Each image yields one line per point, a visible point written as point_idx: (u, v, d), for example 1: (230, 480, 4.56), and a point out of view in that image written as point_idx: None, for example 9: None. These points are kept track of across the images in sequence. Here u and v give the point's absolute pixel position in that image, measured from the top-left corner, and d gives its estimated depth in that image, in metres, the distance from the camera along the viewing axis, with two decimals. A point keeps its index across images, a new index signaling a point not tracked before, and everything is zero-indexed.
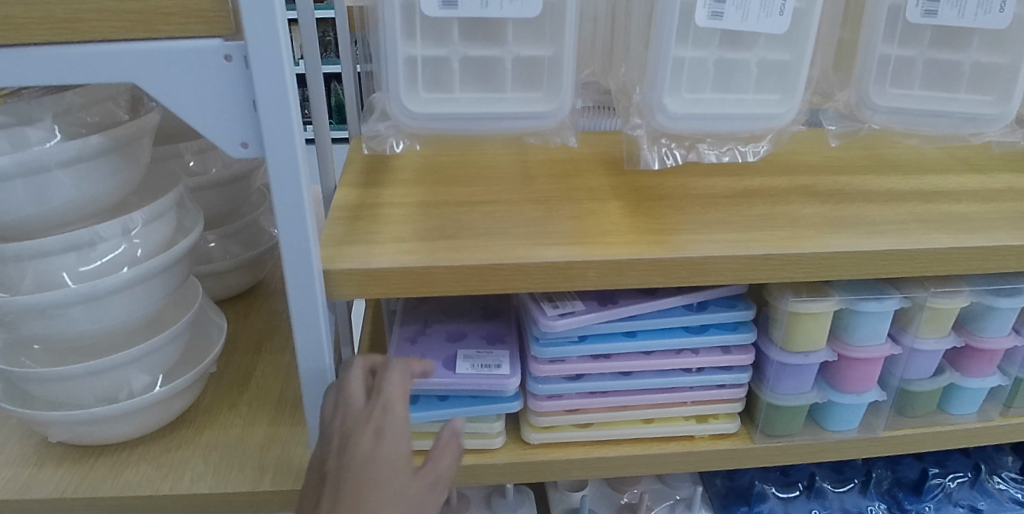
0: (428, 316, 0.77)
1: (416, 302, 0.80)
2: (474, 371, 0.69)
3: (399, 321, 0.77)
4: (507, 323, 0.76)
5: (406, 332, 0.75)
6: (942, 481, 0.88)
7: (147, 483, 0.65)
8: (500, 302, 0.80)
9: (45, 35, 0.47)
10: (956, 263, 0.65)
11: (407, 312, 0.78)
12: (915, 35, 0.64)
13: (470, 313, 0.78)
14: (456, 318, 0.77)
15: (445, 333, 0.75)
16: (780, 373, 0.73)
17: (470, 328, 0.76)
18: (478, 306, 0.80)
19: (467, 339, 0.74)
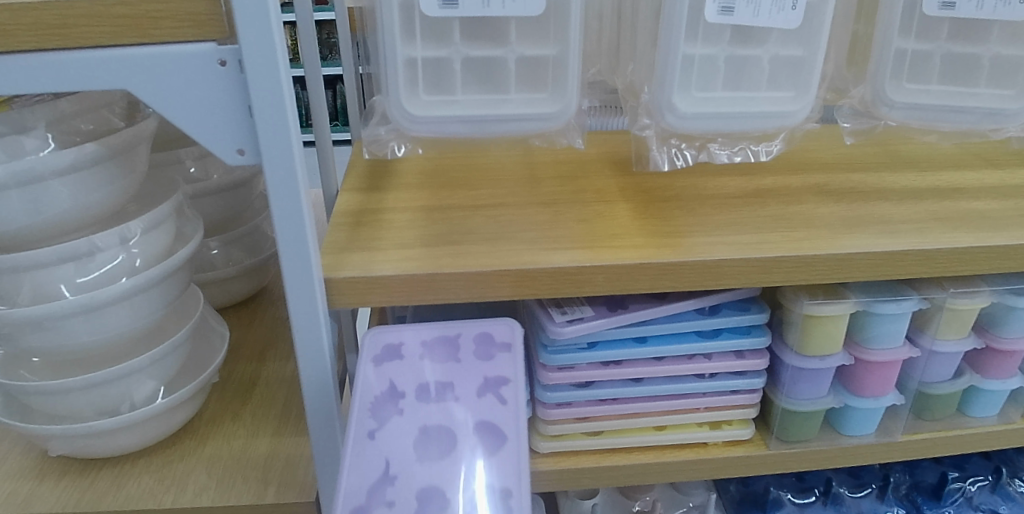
0: (397, 447, 0.54)
1: (392, 357, 0.62)
2: None
3: (347, 469, 0.52)
4: (512, 467, 0.52)
5: (361, 482, 0.51)
6: (962, 485, 0.86)
7: (150, 496, 0.63)
8: (506, 406, 0.57)
9: (34, 42, 0.46)
10: (976, 263, 0.63)
11: (364, 443, 0.54)
12: (932, 28, 0.62)
13: (463, 433, 0.55)
14: (441, 451, 0.54)
15: (421, 487, 0.51)
16: (796, 377, 0.71)
17: (459, 473, 0.52)
18: (472, 424, 0.56)
19: (450, 505, 0.49)
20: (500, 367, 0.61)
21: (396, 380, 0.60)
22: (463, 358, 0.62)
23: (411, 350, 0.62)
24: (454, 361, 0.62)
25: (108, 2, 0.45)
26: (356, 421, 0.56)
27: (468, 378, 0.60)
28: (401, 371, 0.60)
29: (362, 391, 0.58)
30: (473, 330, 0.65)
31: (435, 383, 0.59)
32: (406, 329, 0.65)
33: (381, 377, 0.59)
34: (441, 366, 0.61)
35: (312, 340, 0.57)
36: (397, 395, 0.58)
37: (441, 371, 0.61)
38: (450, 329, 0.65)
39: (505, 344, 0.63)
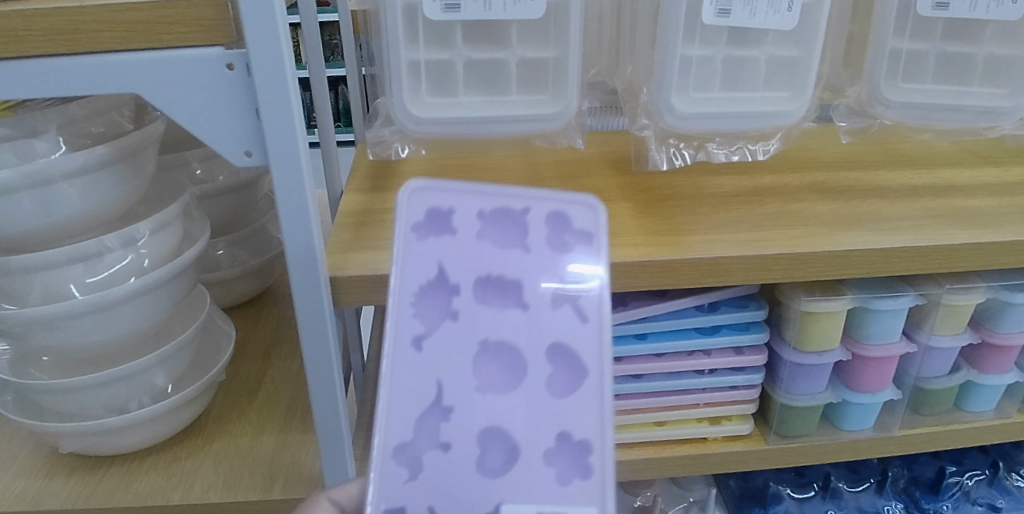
0: (455, 379, 0.49)
1: (438, 225, 0.52)
2: None
3: (394, 381, 0.48)
4: (586, 423, 0.49)
5: (416, 406, 0.48)
6: (960, 479, 0.87)
7: (158, 493, 0.65)
8: (586, 324, 0.51)
9: (46, 47, 0.47)
10: (971, 259, 0.64)
11: (409, 353, 0.49)
12: (926, 28, 0.63)
13: (533, 366, 0.50)
14: (506, 385, 0.50)
15: (483, 431, 0.49)
16: (794, 373, 0.72)
17: (530, 424, 0.49)
18: (541, 348, 0.50)
19: (529, 461, 0.48)
20: (578, 262, 0.52)
21: (451, 264, 0.51)
22: (533, 247, 0.52)
23: (466, 220, 0.52)
24: (521, 250, 0.52)
25: (119, 8, 0.46)
26: (401, 318, 0.49)
27: (537, 277, 0.52)
28: (459, 250, 0.51)
29: (402, 278, 0.50)
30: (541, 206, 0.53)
31: (496, 271, 0.51)
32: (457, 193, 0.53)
33: (432, 256, 0.51)
34: (505, 245, 0.52)
35: (318, 338, 0.58)
36: (450, 282, 0.51)
37: (505, 263, 0.52)
38: (512, 204, 0.53)
39: (586, 230, 0.53)
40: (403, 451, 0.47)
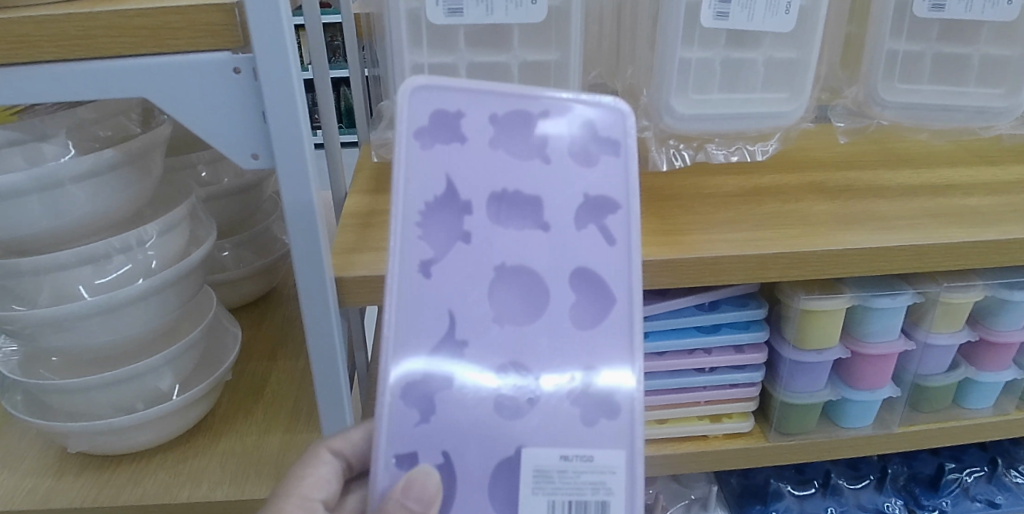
0: (469, 311, 0.51)
1: (448, 138, 0.53)
2: (556, 474, 0.50)
3: (405, 306, 0.51)
4: (613, 355, 0.52)
5: (426, 339, 0.51)
6: (960, 476, 0.87)
7: (166, 491, 0.65)
8: (614, 245, 0.53)
9: (57, 52, 0.48)
10: (968, 258, 0.64)
11: (418, 278, 0.51)
12: (923, 29, 0.64)
13: (553, 293, 0.52)
14: (526, 314, 0.52)
15: (498, 366, 0.51)
16: (794, 371, 0.73)
17: (551, 353, 0.52)
18: (564, 274, 0.53)
19: (546, 393, 0.51)
20: (601, 180, 0.54)
21: (463, 182, 0.53)
22: (552, 160, 0.54)
23: (482, 138, 0.53)
24: (540, 160, 0.54)
25: (129, 14, 0.47)
26: (411, 241, 0.51)
27: (556, 192, 0.53)
28: (473, 166, 0.53)
29: (415, 197, 0.52)
30: (560, 113, 0.55)
31: (517, 185, 0.53)
32: (470, 95, 0.54)
33: (445, 177, 0.52)
34: (523, 158, 0.54)
35: (324, 337, 0.59)
36: (464, 199, 0.53)
37: (524, 179, 0.53)
38: (528, 119, 0.54)
39: (609, 144, 0.55)
40: (417, 385, 0.51)
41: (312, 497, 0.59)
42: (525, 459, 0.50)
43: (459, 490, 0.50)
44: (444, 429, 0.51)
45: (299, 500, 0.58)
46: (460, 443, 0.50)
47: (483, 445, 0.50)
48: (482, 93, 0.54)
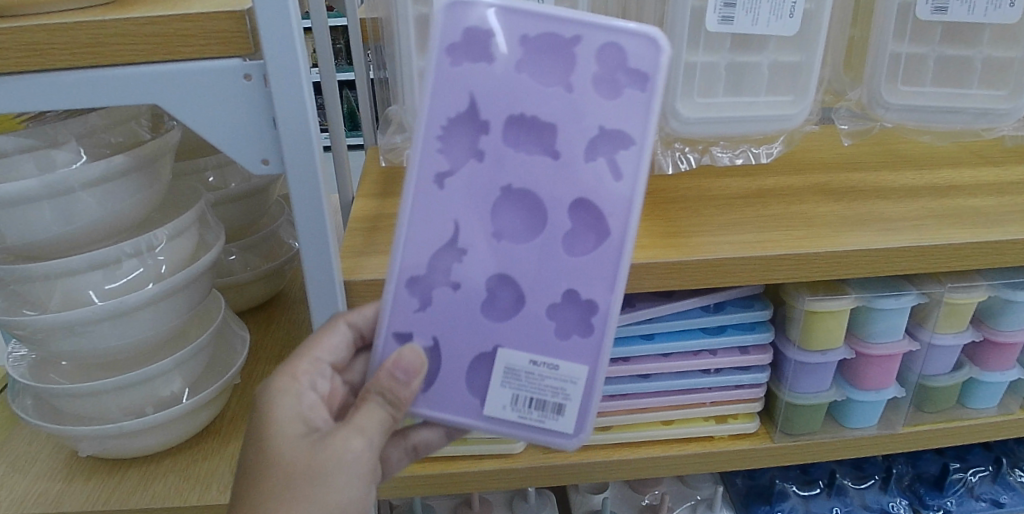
0: (473, 221, 0.52)
1: (475, 53, 0.52)
2: (524, 378, 0.52)
3: (415, 209, 0.52)
4: (599, 286, 0.52)
5: (434, 241, 0.52)
6: (963, 475, 0.88)
7: (176, 494, 0.66)
8: (620, 181, 0.51)
9: (70, 60, 0.48)
10: (972, 258, 0.65)
11: (431, 187, 0.52)
12: (926, 32, 0.65)
13: (556, 216, 0.52)
14: (525, 232, 0.53)
15: (491, 277, 0.53)
16: (799, 371, 0.73)
17: (545, 271, 0.52)
18: (565, 202, 0.52)
19: (532, 306, 0.52)
20: (622, 114, 0.51)
21: (488, 105, 0.52)
22: (575, 87, 0.52)
23: (508, 61, 0.52)
24: (562, 86, 0.52)
25: (140, 22, 0.47)
26: (426, 152, 0.52)
27: (572, 121, 0.51)
28: (495, 85, 0.52)
29: (433, 112, 0.52)
30: (592, 42, 0.52)
31: (535, 110, 0.51)
32: (502, 10, 0.52)
33: (468, 95, 0.52)
34: (546, 81, 0.52)
35: None
36: (485, 120, 0.52)
37: (543, 103, 0.51)
38: (558, 44, 0.52)
39: (637, 81, 0.52)
40: (419, 281, 0.53)
41: (323, 359, 0.55)
42: (501, 360, 0.52)
43: (438, 379, 0.53)
44: (438, 324, 0.53)
45: (311, 361, 0.55)
46: (447, 337, 0.53)
47: (466, 344, 0.53)
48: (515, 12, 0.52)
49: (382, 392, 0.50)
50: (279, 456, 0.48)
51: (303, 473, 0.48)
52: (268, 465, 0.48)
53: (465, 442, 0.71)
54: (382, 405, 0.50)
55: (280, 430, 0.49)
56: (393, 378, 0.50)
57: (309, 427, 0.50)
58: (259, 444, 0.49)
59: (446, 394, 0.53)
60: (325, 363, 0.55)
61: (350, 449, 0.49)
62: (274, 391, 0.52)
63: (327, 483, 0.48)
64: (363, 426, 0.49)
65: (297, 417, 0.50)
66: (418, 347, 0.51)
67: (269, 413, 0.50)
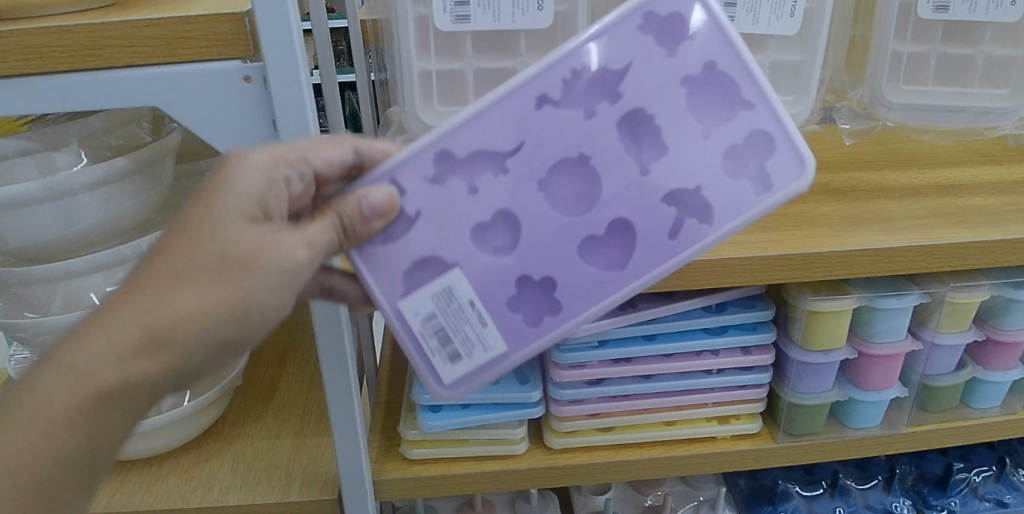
0: (536, 158, 0.50)
1: (664, 38, 0.50)
2: (450, 312, 0.51)
3: (499, 103, 0.50)
4: (579, 304, 0.51)
5: (492, 142, 0.50)
6: (967, 475, 0.88)
7: (178, 496, 0.66)
8: (673, 241, 0.50)
9: (70, 62, 0.48)
10: (975, 257, 0.64)
11: (529, 105, 0.50)
12: (928, 32, 0.65)
13: (607, 203, 0.50)
14: (569, 207, 0.51)
15: (501, 210, 0.51)
16: (801, 371, 0.73)
17: (551, 250, 0.51)
18: (609, 212, 0.50)
19: (516, 262, 0.51)
20: (730, 189, 0.49)
21: (634, 87, 0.50)
22: (712, 139, 0.49)
23: (682, 71, 0.50)
24: (700, 131, 0.49)
25: (139, 25, 0.47)
26: (547, 72, 0.50)
27: (679, 164, 0.49)
28: (652, 77, 0.50)
29: (583, 48, 0.50)
30: (757, 119, 0.49)
31: (665, 122, 0.50)
32: (717, 33, 0.50)
33: (626, 62, 0.50)
34: (693, 115, 0.50)
35: (336, 342, 0.59)
36: (624, 87, 0.50)
37: (675, 123, 0.50)
38: (733, 96, 0.49)
39: (756, 187, 0.49)
40: (449, 156, 0.51)
41: (313, 162, 0.49)
42: (449, 278, 0.51)
43: (383, 248, 0.51)
44: (429, 202, 0.51)
45: (302, 158, 0.48)
46: (421, 222, 0.51)
47: (433, 241, 0.51)
48: (727, 40, 0.49)
49: (342, 215, 0.49)
50: (221, 232, 0.43)
51: (234, 261, 0.43)
52: (206, 237, 0.43)
53: (466, 443, 0.71)
54: (335, 225, 0.49)
55: (233, 208, 0.44)
56: (361, 213, 0.49)
57: (263, 216, 0.45)
58: (206, 210, 0.43)
59: (380, 265, 0.51)
60: (309, 166, 0.49)
61: (290, 259, 0.45)
62: (248, 163, 0.45)
63: (253, 276, 0.44)
64: (309, 241, 0.47)
65: (255, 200, 0.45)
66: (396, 196, 0.50)
67: (229, 182, 0.44)
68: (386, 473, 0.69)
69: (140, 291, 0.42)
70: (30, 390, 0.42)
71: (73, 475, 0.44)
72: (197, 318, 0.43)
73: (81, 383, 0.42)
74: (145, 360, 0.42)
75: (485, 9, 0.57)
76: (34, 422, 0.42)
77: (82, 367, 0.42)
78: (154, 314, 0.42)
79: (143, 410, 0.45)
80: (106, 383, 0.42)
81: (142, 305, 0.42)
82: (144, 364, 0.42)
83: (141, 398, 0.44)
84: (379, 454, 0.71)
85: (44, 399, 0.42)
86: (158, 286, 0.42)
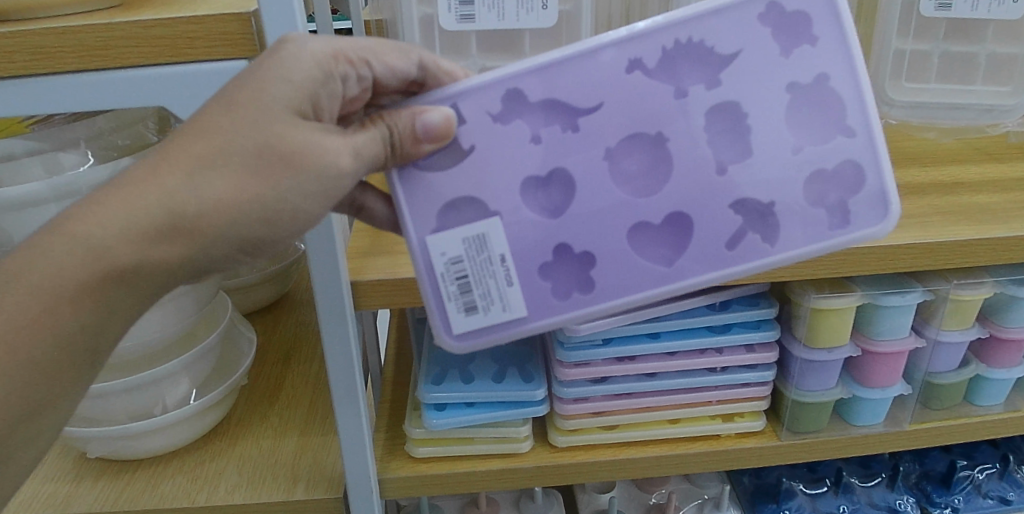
0: (610, 129, 0.51)
1: (784, 38, 0.51)
2: (476, 263, 0.51)
3: (589, 62, 0.50)
4: (613, 289, 0.52)
5: (572, 97, 0.51)
6: (971, 472, 0.88)
7: (184, 495, 0.66)
8: (731, 251, 0.52)
9: (77, 63, 0.48)
10: (978, 255, 0.65)
11: (620, 72, 0.51)
12: (930, 29, 0.67)
13: (670, 193, 0.52)
14: (632, 187, 0.52)
15: (559, 169, 0.51)
16: (805, 369, 0.73)
17: (602, 225, 0.52)
18: (670, 203, 0.52)
19: (565, 228, 0.52)
20: (801, 210, 0.51)
21: (737, 80, 0.50)
22: (802, 155, 0.51)
23: (791, 76, 0.51)
24: (791, 146, 0.51)
25: (147, 25, 0.48)
26: (645, 39, 0.51)
27: (757, 174, 0.51)
28: (754, 74, 0.50)
29: (694, 28, 0.50)
30: (852, 151, 0.51)
31: (756, 122, 0.51)
32: (839, 54, 0.50)
33: (735, 51, 0.50)
34: (790, 126, 0.51)
35: (341, 339, 0.59)
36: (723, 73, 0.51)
37: (765, 119, 0.51)
38: (837, 119, 0.51)
39: (825, 219, 0.52)
40: (520, 98, 0.51)
41: (370, 65, 0.48)
42: (487, 224, 0.51)
43: (429, 178, 0.51)
44: (490, 142, 0.51)
45: (360, 59, 0.47)
46: (474, 166, 0.51)
47: (484, 189, 0.51)
48: (847, 58, 0.50)
49: (391, 128, 0.48)
50: (268, 123, 0.43)
51: (277, 156, 0.43)
52: (251, 125, 0.42)
53: (471, 442, 0.71)
54: (382, 138, 0.48)
55: (283, 100, 0.43)
56: (413, 132, 0.48)
57: (311, 114, 0.44)
58: (256, 92, 0.43)
59: (421, 199, 0.51)
60: (367, 67, 0.48)
61: (332, 163, 0.45)
62: (306, 51, 0.44)
63: (293, 176, 0.43)
64: (356, 150, 0.46)
65: (307, 95, 0.44)
66: (454, 119, 0.49)
67: (285, 69, 0.43)
68: (392, 471, 0.69)
69: (170, 168, 0.42)
70: (37, 260, 0.41)
71: (76, 359, 0.44)
72: (223, 207, 0.42)
73: (93, 259, 0.41)
74: (162, 244, 0.42)
75: (490, 8, 0.58)
76: (39, 297, 0.41)
77: (93, 243, 0.41)
78: (180, 195, 0.42)
79: (147, 299, 0.45)
80: (118, 263, 0.42)
81: (171, 183, 0.42)
82: (161, 247, 0.42)
83: (151, 284, 0.44)
84: (385, 453, 0.72)
85: (54, 273, 0.41)
86: (189, 168, 0.42)
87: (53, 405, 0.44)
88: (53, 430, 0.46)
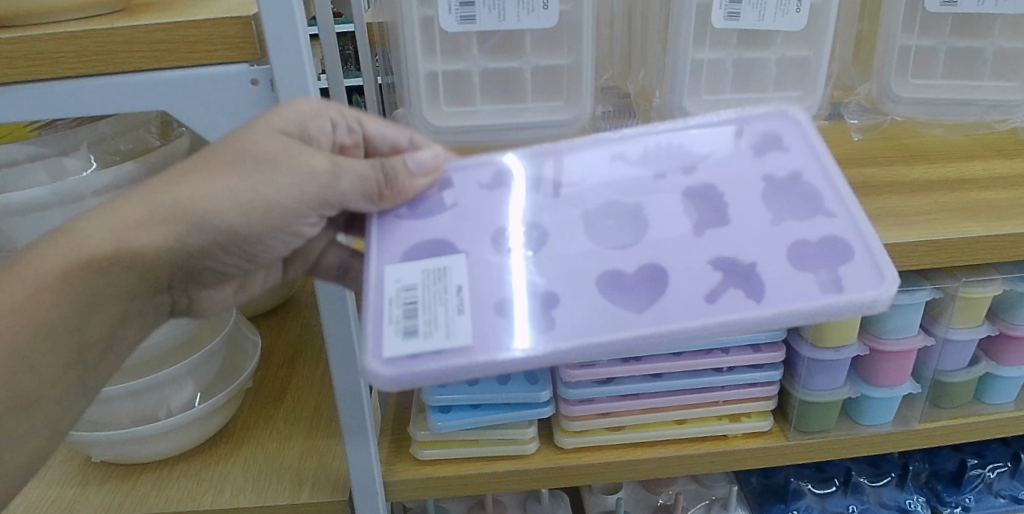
0: (588, 198, 0.51)
1: (761, 143, 0.52)
2: (428, 288, 0.47)
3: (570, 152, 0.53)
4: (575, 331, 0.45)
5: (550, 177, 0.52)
6: (982, 471, 0.87)
7: (189, 498, 0.66)
8: (713, 303, 0.46)
9: (79, 68, 0.48)
10: (988, 252, 0.64)
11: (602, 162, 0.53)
12: (936, 24, 0.66)
13: (648, 248, 0.49)
14: (607, 244, 0.49)
15: (533, 227, 0.50)
16: (813, 368, 0.73)
17: (570, 273, 0.48)
18: (646, 256, 0.48)
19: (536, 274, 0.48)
20: (790, 271, 0.47)
21: (714, 169, 0.51)
22: (782, 225, 0.49)
23: (767, 170, 0.51)
24: (770, 218, 0.49)
25: (148, 29, 0.48)
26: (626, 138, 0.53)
27: (735, 236, 0.48)
28: (732, 163, 0.51)
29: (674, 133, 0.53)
30: (836, 229, 0.49)
31: (733, 201, 0.50)
32: (812, 155, 0.52)
33: (710, 151, 0.52)
34: (769, 202, 0.50)
35: (345, 342, 0.59)
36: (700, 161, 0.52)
37: (739, 195, 0.50)
38: (815, 202, 0.50)
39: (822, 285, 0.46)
40: (503, 176, 0.53)
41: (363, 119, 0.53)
42: (450, 259, 0.48)
43: (402, 225, 0.51)
44: (469, 202, 0.52)
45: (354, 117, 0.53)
46: (449, 222, 0.51)
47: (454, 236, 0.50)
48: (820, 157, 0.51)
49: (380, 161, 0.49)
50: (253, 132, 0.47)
51: (257, 158, 0.46)
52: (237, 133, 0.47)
53: (477, 444, 0.71)
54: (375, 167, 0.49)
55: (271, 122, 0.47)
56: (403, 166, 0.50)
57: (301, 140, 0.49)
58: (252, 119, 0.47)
59: (389, 243, 0.50)
60: (360, 124, 0.54)
61: (308, 168, 0.47)
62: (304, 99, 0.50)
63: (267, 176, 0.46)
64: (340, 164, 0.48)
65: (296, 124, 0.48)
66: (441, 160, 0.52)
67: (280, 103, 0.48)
68: (397, 474, 0.69)
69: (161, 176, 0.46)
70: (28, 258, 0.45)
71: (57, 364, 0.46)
72: (198, 198, 0.46)
73: (74, 242, 0.45)
74: (139, 235, 0.46)
75: (490, 8, 0.58)
76: (22, 284, 0.44)
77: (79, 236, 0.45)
78: (163, 190, 0.46)
79: (132, 292, 0.48)
80: (100, 247, 0.45)
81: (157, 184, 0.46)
82: (140, 233, 0.45)
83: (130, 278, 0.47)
84: (390, 455, 0.71)
85: (36, 261, 0.45)
86: (177, 173, 0.46)
87: (45, 397, 0.46)
88: (45, 423, 0.47)
